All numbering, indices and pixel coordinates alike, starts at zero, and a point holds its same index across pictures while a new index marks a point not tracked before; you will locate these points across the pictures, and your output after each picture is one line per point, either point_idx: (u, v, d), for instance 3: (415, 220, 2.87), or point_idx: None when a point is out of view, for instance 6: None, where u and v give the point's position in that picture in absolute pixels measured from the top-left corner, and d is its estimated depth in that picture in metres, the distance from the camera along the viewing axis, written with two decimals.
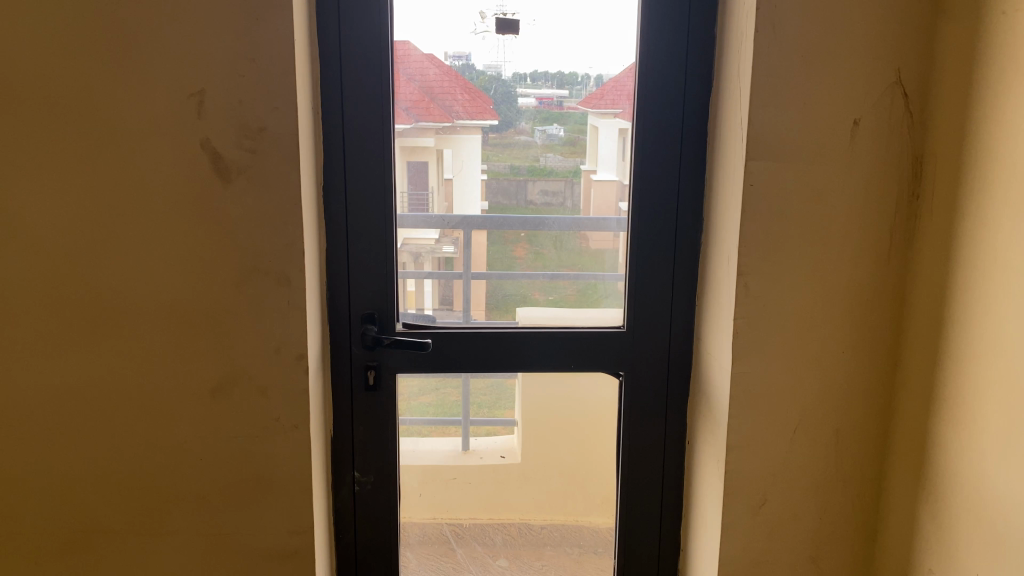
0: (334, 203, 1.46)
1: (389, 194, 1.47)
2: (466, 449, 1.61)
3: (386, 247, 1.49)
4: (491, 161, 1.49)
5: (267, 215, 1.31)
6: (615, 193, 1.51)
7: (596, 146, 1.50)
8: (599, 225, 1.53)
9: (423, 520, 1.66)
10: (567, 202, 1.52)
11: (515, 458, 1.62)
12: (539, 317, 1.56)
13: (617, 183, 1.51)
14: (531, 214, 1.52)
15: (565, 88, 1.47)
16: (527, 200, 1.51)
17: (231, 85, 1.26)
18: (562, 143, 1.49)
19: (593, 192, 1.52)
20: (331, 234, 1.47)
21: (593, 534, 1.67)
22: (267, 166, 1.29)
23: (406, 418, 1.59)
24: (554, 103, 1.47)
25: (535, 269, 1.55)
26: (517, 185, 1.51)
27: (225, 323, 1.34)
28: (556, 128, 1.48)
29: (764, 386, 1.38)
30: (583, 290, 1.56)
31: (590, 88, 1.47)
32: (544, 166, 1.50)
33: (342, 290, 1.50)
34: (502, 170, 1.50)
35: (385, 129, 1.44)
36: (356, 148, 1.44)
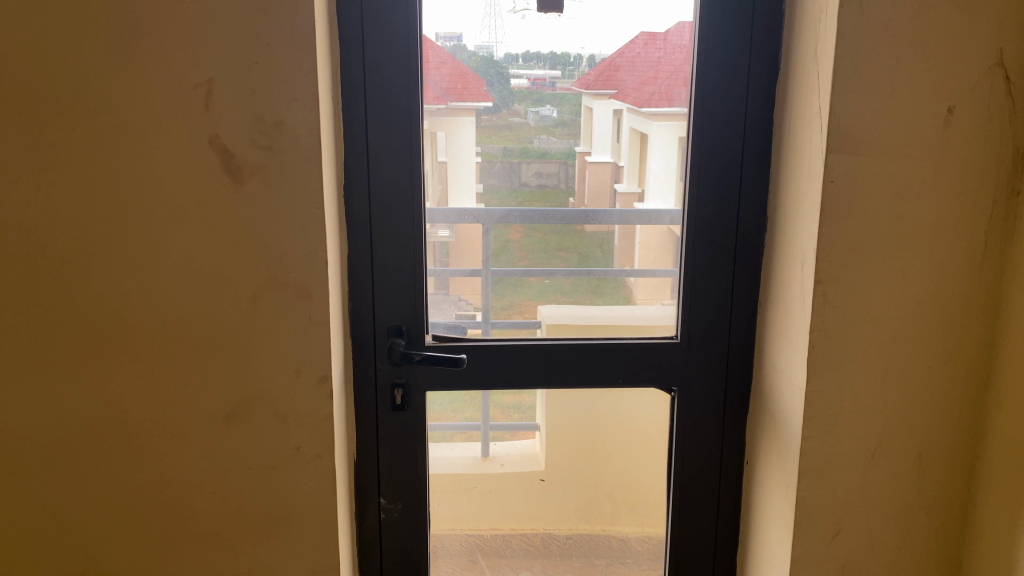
0: (357, 204, 1.31)
1: (418, 194, 1.32)
2: (486, 455, 1.47)
3: (414, 252, 1.34)
4: (483, 142, 1.34)
5: (286, 222, 1.16)
6: (610, 175, 1.36)
7: (591, 128, 1.34)
8: (649, 218, 1.38)
9: (447, 533, 1.51)
10: (562, 184, 1.36)
11: (538, 464, 1.48)
12: (565, 317, 1.41)
13: (613, 165, 1.36)
14: (524, 199, 1.37)
15: (558, 68, 1.31)
16: (521, 182, 1.36)
17: (243, 72, 1.11)
18: (555, 125, 1.34)
19: (587, 175, 1.36)
20: (354, 238, 1.32)
21: (621, 544, 1.52)
22: (287, 165, 1.14)
23: (436, 424, 1.43)
24: (547, 83, 1.32)
25: (533, 262, 1.40)
26: (510, 167, 1.35)
27: (240, 341, 1.19)
28: (549, 109, 1.33)
29: (841, 406, 1.24)
30: (581, 284, 1.40)
31: (584, 68, 1.32)
32: (537, 149, 1.35)
33: (367, 300, 1.35)
34: (495, 153, 1.34)
35: (414, 121, 1.29)
36: (381, 142, 1.29)
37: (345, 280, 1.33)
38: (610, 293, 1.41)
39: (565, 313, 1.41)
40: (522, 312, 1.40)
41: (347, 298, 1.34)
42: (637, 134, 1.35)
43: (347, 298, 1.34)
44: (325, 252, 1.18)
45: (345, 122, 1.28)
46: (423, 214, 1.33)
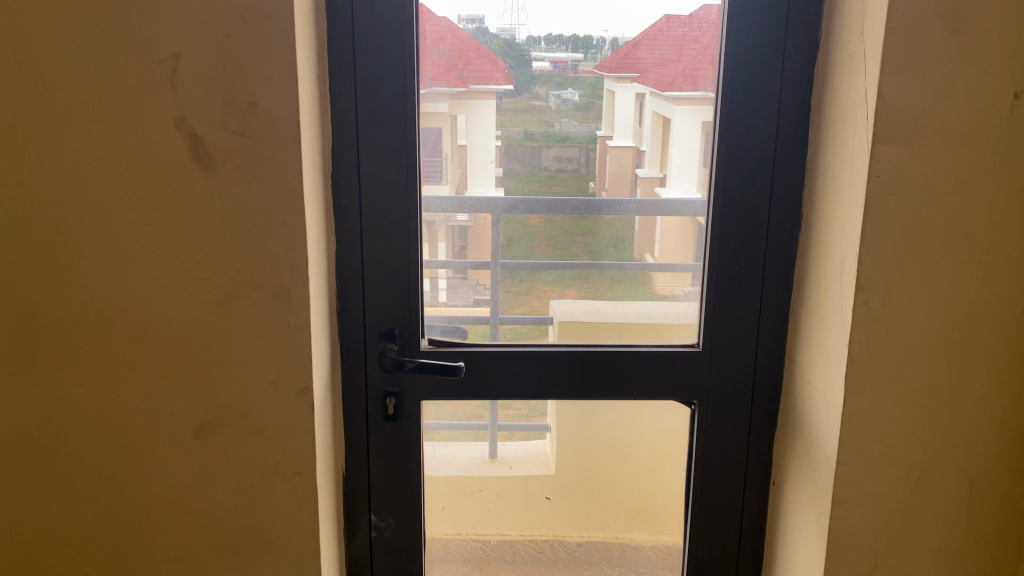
0: (346, 195, 1.19)
1: (413, 183, 1.20)
2: (494, 457, 1.35)
3: (407, 247, 1.22)
4: (504, 126, 1.21)
5: (262, 215, 1.03)
6: (632, 160, 1.23)
7: (613, 114, 1.21)
8: (662, 208, 1.25)
9: (449, 536, 1.38)
10: (584, 168, 1.23)
11: (549, 468, 1.35)
12: (578, 313, 1.28)
13: (636, 150, 1.22)
14: (543, 185, 1.24)
15: (580, 51, 1.18)
16: (541, 166, 1.23)
17: (214, 47, 0.99)
18: (576, 109, 1.21)
19: (610, 160, 1.23)
20: (343, 232, 1.20)
21: (636, 552, 1.39)
22: (262, 151, 1.01)
23: (431, 422, 1.31)
24: (569, 67, 1.19)
25: (552, 254, 1.27)
26: (532, 152, 1.22)
27: (212, 346, 1.07)
28: (571, 92, 1.20)
29: (882, 428, 1.10)
30: (591, 278, 1.27)
31: (607, 52, 1.19)
32: (559, 133, 1.22)
33: (357, 300, 1.23)
34: (515, 137, 1.21)
35: (409, 102, 1.17)
36: (372, 126, 1.17)
37: (331, 277, 1.21)
38: (627, 286, 1.27)
39: (582, 313, 1.28)
40: (541, 298, 1.28)
41: (333, 297, 1.22)
42: (660, 118, 1.21)
43: (334, 297, 1.22)
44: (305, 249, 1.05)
45: (331, 102, 1.16)
46: (418, 205, 1.21)
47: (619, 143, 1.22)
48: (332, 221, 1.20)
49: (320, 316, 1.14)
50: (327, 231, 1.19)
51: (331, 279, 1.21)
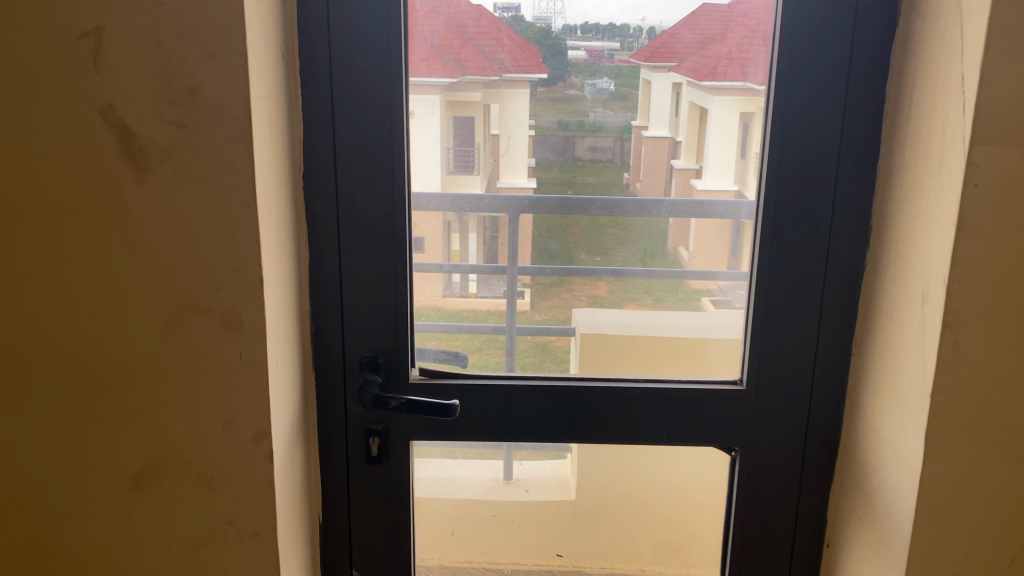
0: (320, 198, 1.00)
1: (400, 186, 1.00)
2: (509, 479, 1.14)
3: (392, 261, 1.03)
4: (537, 114, 1.01)
5: (207, 224, 0.85)
6: (668, 152, 1.03)
7: (649, 101, 1.00)
8: (702, 209, 1.04)
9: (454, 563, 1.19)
10: (618, 159, 1.03)
11: (570, 493, 1.15)
12: (607, 327, 1.07)
13: (673, 141, 1.02)
14: (577, 179, 1.03)
15: (617, 39, 0.98)
16: (574, 156, 1.02)
17: (145, 20, 0.80)
18: (611, 98, 1.00)
19: (644, 150, 1.03)
20: (317, 242, 1.01)
21: None
22: (206, 146, 0.83)
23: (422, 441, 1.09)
24: (604, 57, 0.99)
25: (586, 257, 1.06)
26: (563, 142, 1.02)
27: (152, 382, 0.89)
28: (606, 81, 1.00)
29: (969, 495, 0.89)
30: (625, 288, 1.07)
31: (642, 40, 0.99)
32: (593, 123, 1.01)
33: (335, 323, 1.04)
34: (549, 127, 1.01)
35: (395, 89, 0.97)
36: (352, 117, 0.98)
37: (303, 296, 1.02)
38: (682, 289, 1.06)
39: (621, 327, 1.07)
40: (572, 291, 1.07)
41: (306, 319, 1.03)
42: (697, 109, 1.01)
43: (307, 319, 1.04)
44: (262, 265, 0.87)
45: (301, 88, 0.97)
46: (406, 213, 1.01)
47: (654, 133, 1.02)
48: (304, 229, 1.01)
49: (284, 344, 0.95)
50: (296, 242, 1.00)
51: (302, 297, 1.02)
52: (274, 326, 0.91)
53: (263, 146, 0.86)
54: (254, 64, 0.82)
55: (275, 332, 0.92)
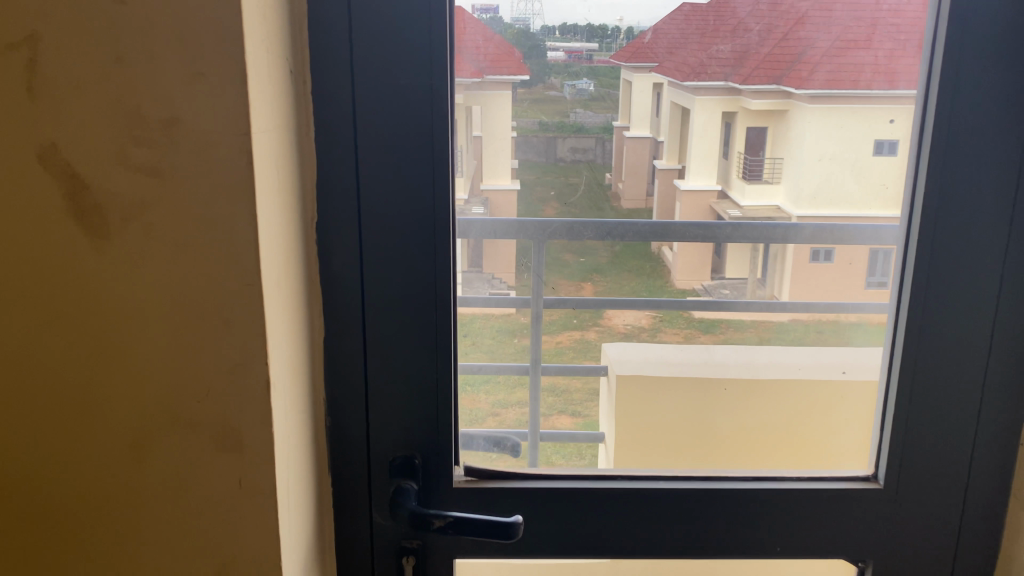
0: (338, 258, 0.76)
1: (444, 247, 0.77)
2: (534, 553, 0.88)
3: (432, 336, 0.80)
4: (519, 116, 0.86)
5: (195, 306, 0.62)
6: (652, 151, 0.91)
7: (631, 101, 0.88)
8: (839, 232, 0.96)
9: None
10: (602, 161, 0.90)
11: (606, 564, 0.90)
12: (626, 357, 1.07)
13: (654, 141, 0.91)
14: (560, 181, 0.90)
15: (597, 40, 0.84)
16: (557, 159, 0.88)
17: (99, 30, 0.56)
18: (593, 100, 0.86)
19: (627, 153, 0.90)
20: (335, 313, 0.78)
21: None
22: (192, 202, 0.59)
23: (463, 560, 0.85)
24: (584, 59, 0.84)
25: (578, 271, 0.97)
26: (547, 143, 0.88)
27: (121, 515, 0.66)
28: (588, 81, 0.85)
29: None
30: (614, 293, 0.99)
31: (624, 41, 0.85)
32: (575, 125, 0.87)
33: (357, 413, 0.81)
34: (531, 129, 0.87)
35: (439, 117, 0.73)
36: (381, 153, 0.74)
37: (317, 382, 0.79)
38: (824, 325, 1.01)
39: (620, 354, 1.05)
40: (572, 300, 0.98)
41: (320, 410, 0.80)
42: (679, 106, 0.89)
43: (322, 409, 0.80)
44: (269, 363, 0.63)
45: (313, 115, 0.73)
46: (452, 275, 0.78)
47: (637, 134, 0.89)
48: (315, 297, 0.77)
49: (296, 457, 0.72)
50: (308, 314, 0.76)
51: (315, 384, 0.79)
52: (283, 439, 0.68)
53: (268, 200, 0.63)
54: (255, 91, 0.59)
55: (286, 444, 0.69)
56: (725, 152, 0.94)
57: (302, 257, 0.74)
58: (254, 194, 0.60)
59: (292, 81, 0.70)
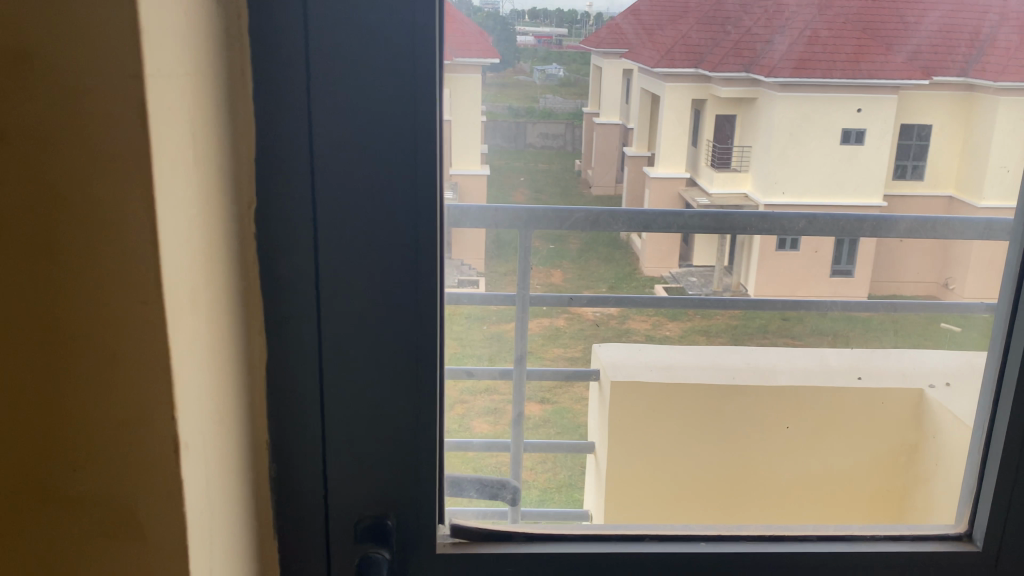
0: (291, 277, 0.60)
1: (427, 348, 0.62)
2: None
3: (413, 378, 0.63)
4: (490, 101, 0.86)
5: (60, 356, 0.43)
6: (617, 137, 1.02)
7: (599, 89, 0.95)
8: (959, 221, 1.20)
9: None
10: (567, 146, 0.98)
11: None
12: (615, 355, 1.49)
13: (619, 126, 1.02)
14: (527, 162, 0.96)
15: (566, 25, 0.84)
16: (526, 144, 0.93)
17: None
18: (564, 85, 0.90)
19: (594, 137, 1.00)
20: (287, 343, 0.61)
21: None
22: (56, 197, 0.40)
23: None
24: (553, 43, 0.84)
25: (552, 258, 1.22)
26: (517, 128, 0.91)
27: None
28: (558, 68, 0.88)
29: None
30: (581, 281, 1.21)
31: (594, 27, 0.86)
32: (544, 110, 0.91)
33: (314, 469, 0.64)
34: (501, 113, 0.88)
35: (426, 157, 0.58)
36: (348, 145, 0.58)
37: (260, 432, 0.62)
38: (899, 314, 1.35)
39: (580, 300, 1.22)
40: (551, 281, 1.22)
41: (266, 465, 0.63)
42: (649, 96, 1.06)
43: (267, 466, 0.63)
44: (180, 438, 0.44)
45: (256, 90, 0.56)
46: (440, 347, 0.62)
47: (607, 120, 1.00)
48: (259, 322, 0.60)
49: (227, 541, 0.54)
50: (248, 346, 0.59)
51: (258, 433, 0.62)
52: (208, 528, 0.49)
53: (187, 201, 0.45)
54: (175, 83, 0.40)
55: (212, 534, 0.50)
56: (694, 142, 1.16)
57: (237, 274, 0.57)
58: (160, 190, 0.41)
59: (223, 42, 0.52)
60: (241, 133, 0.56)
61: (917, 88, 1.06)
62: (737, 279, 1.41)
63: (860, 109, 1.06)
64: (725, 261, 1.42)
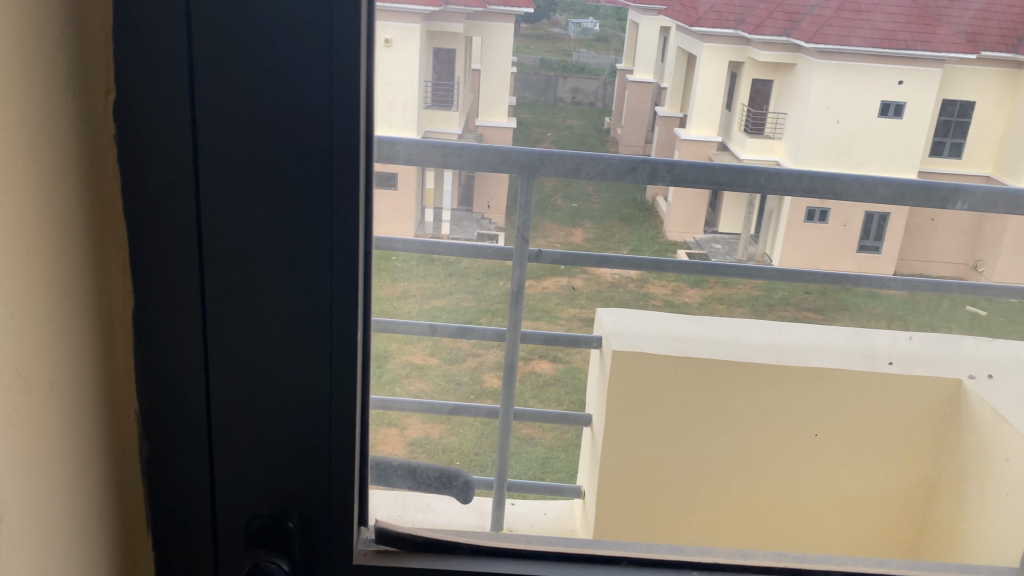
0: (161, 214, 0.45)
1: (344, 304, 0.47)
2: None
3: (326, 359, 0.48)
4: (518, 53, 0.82)
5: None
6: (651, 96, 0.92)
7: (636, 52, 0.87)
8: None
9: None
10: (600, 102, 0.90)
11: None
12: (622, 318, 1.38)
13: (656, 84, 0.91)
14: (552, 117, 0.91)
15: None
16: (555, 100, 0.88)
17: None
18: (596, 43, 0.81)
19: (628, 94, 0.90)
20: (159, 302, 0.46)
21: None
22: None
23: None
24: None
25: (564, 211, 1.12)
26: (548, 82, 0.85)
27: None
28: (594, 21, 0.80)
29: None
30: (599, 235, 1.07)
31: None
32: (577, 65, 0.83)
33: (197, 462, 0.50)
34: (531, 66, 0.82)
35: (344, 50, 0.42)
36: (238, 40, 0.42)
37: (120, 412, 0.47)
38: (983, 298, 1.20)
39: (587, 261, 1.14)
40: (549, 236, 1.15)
41: (133, 453, 0.49)
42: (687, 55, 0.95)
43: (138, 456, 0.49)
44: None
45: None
46: (361, 304, 0.47)
47: (641, 78, 0.90)
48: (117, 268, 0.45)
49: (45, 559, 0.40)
50: (104, 295, 0.45)
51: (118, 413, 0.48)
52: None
53: None
54: None
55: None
56: (730, 104, 1.01)
57: (85, 202, 0.42)
58: None
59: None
60: (91, 6, 0.40)
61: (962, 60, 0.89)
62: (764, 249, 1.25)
63: (899, 80, 0.90)
64: (753, 228, 1.23)
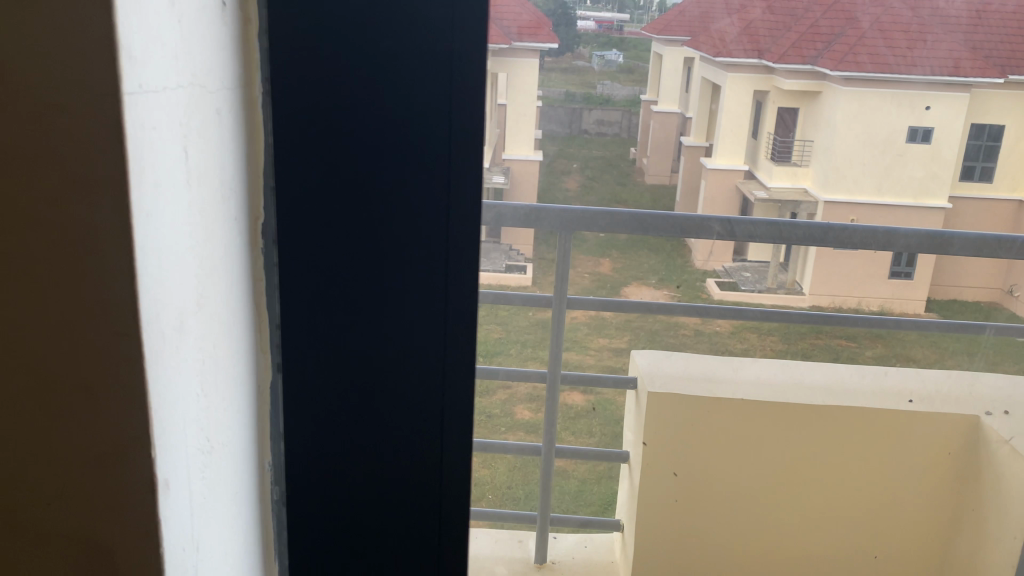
0: (290, 294, 0.57)
1: (455, 387, 0.59)
2: None
3: (434, 410, 0.59)
4: (546, 86, 0.99)
5: (10, 344, 0.39)
6: (677, 125, 1.14)
7: (658, 75, 1.07)
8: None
9: None
10: (624, 133, 1.10)
11: None
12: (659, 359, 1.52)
13: (679, 114, 1.13)
14: (580, 144, 1.10)
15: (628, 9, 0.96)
16: (581, 129, 1.08)
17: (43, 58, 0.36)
18: (620, 71, 1.01)
19: (653, 126, 1.12)
20: (305, 392, 0.59)
21: None
22: (38, 182, 0.37)
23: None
24: (614, 27, 0.97)
25: (593, 248, 1.35)
26: (572, 113, 1.05)
27: None
28: (616, 54, 1.00)
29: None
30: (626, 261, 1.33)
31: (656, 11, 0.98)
32: (601, 93, 1.04)
33: (313, 488, 0.61)
34: (557, 98, 1.01)
35: (468, 186, 0.54)
36: (383, 170, 0.54)
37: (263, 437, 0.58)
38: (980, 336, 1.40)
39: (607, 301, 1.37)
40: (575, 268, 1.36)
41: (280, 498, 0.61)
42: (711, 85, 1.17)
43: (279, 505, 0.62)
44: (158, 442, 0.40)
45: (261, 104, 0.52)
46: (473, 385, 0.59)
47: (664, 109, 1.11)
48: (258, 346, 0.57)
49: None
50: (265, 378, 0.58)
51: None
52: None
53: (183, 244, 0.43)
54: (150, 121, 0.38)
55: (201, 534, 0.47)
56: (755, 134, 1.26)
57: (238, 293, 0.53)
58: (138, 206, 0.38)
59: (236, 24, 0.49)
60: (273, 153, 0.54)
61: (990, 88, 1.20)
62: (793, 277, 1.42)
63: (927, 107, 1.21)
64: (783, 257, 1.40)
